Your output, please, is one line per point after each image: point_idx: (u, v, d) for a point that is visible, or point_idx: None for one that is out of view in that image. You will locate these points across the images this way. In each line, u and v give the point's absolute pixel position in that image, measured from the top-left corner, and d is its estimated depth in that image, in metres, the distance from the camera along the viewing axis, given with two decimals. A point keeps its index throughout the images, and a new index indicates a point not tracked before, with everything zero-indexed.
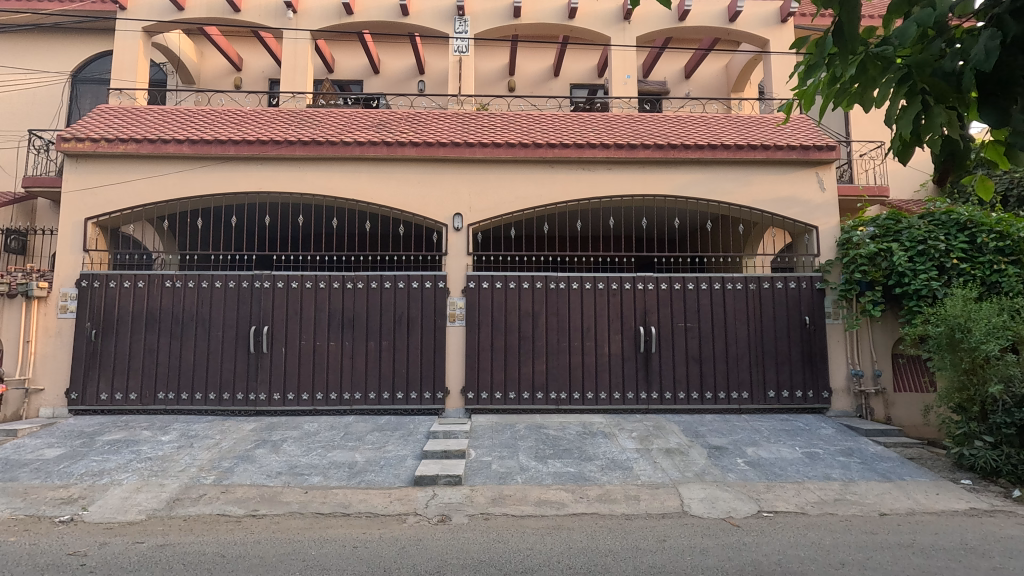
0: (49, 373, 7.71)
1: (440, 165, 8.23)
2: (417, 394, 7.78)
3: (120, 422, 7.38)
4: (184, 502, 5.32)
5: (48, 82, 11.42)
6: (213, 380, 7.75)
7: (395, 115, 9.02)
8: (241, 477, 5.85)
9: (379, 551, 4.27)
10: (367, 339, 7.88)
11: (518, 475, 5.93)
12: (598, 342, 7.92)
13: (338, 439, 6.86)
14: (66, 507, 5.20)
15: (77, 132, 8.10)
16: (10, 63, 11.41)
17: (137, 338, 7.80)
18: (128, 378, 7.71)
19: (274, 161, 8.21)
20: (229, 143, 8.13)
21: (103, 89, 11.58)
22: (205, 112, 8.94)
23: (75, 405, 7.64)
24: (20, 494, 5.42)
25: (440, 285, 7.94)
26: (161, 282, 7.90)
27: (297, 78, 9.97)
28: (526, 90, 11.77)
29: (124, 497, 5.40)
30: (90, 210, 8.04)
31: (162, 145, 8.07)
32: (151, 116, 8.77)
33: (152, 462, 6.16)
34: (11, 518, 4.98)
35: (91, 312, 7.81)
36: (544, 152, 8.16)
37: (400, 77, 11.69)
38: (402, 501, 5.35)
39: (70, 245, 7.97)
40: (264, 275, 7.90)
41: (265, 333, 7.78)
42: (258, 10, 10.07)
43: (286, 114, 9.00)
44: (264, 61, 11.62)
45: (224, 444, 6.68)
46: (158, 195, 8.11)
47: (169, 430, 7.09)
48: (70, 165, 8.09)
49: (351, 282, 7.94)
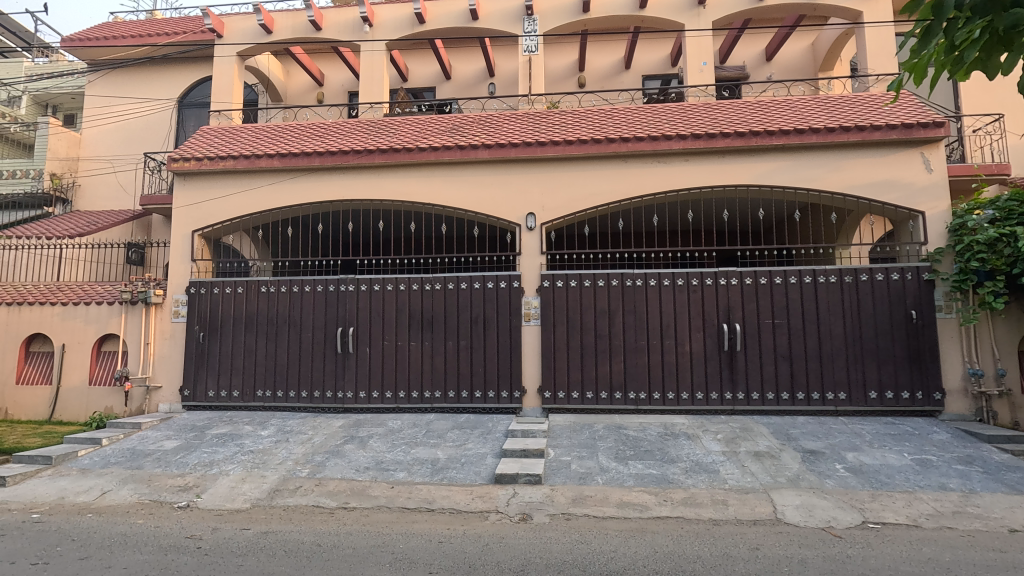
0: (165, 372, 8.49)
1: (512, 166, 8.28)
2: (494, 393, 7.87)
3: (226, 418, 8.01)
4: (283, 493, 5.70)
5: (159, 109, 12.59)
6: (305, 379, 8.23)
7: (467, 118, 9.18)
8: (333, 471, 6.17)
9: (463, 547, 4.35)
10: (445, 338, 8.07)
11: (599, 475, 5.85)
12: (678, 340, 7.65)
13: (420, 437, 7.07)
14: (183, 494, 5.73)
15: (183, 152, 8.90)
16: (128, 94, 12.72)
17: (238, 339, 8.45)
18: (231, 376, 8.35)
19: (355, 170, 8.60)
20: (314, 155, 8.59)
21: (204, 112, 12.53)
22: (292, 127, 9.52)
23: (188, 401, 8.36)
24: (145, 481, 6.03)
25: (514, 285, 7.99)
26: (257, 287, 8.52)
27: (374, 89, 10.38)
28: (597, 85, 11.57)
29: (232, 486, 5.87)
30: (196, 223, 8.78)
31: (256, 160, 8.68)
32: (245, 134, 9.46)
33: (254, 455, 6.64)
34: (139, 502, 5.56)
35: (199, 316, 8.54)
36: (618, 146, 7.99)
37: (470, 81, 11.86)
38: (484, 498, 5.44)
39: (180, 255, 8.76)
40: (349, 279, 8.30)
41: (350, 334, 8.18)
42: (337, 27, 10.60)
43: (365, 124, 9.38)
44: (343, 74, 12.17)
45: (317, 439, 7.08)
46: (253, 206, 8.73)
47: (268, 426, 7.61)
48: (179, 183, 8.90)
49: (429, 284, 8.17)
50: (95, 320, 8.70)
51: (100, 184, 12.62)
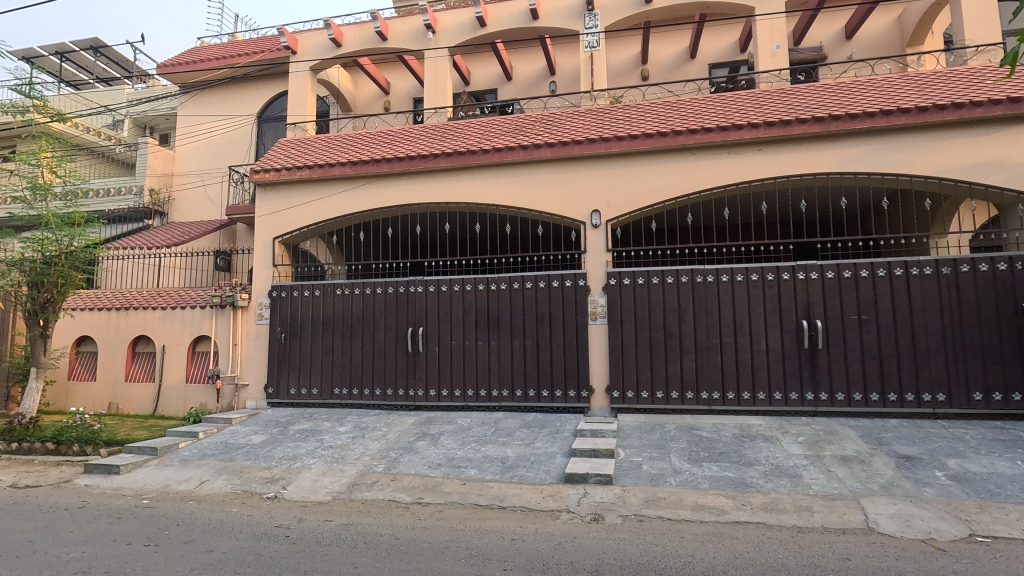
0: (252, 370, 9.06)
1: (576, 164, 8.22)
2: (562, 392, 7.83)
3: (307, 414, 8.45)
4: (361, 487, 5.95)
5: (241, 124, 13.45)
6: (379, 377, 8.54)
7: (530, 117, 9.20)
8: (407, 467, 6.37)
9: (536, 545, 4.36)
10: (512, 338, 8.13)
11: (672, 477, 5.69)
12: (754, 338, 7.32)
13: (490, 435, 7.16)
14: (271, 485, 6.10)
15: (264, 164, 9.48)
16: (214, 112, 13.68)
17: (316, 340, 8.89)
18: (311, 375, 8.80)
19: (422, 175, 8.84)
20: (383, 161, 8.90)
21: (281, 125, 13.28)
22: (362, 135, 9.91)
23: (272, 398, 8.89)
24: (238, 473, 6.48)
25: (580, 283, 7.92)
26: (333, 290, 8.93)
27: (438, 94, 10.62)
28: (662, 77, 11.28)
29: (314, 479, 6.19)
30: (277, 231, 9.31)
31: (329, 169, 9.11)
32: (319, 144, 9.95)
33: (333, 450, 6.97)
34: (233, 492, 5.98)
35: (280, 318, 9.05)
36: (685, 139, 7.75)
37: (532, 81, 11.87)
38: (555, 497, 5.43)
39: (263, 261, 9.31)
40: (418, 280, 8.53)
41: (420, 334, 8.42)
42: (403, 36, 10.94)
43: (430, 129, 9.62)
44: (408, 82, 12.50)
45: (391, 436, 7.32)
46: (328, 213, 9.16)
47: (345, 422, 7.95)
48: (261, 194, 9.48)
49: (495, 284, 8.26)
50: (190, 323, 9.42)
51: (192, 196, 13.65)
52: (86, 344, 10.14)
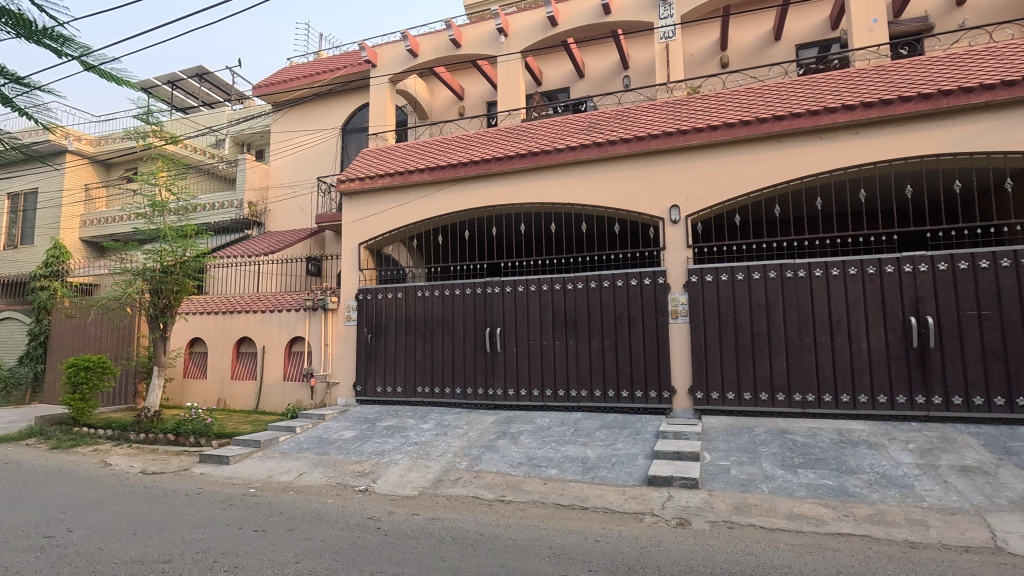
0: (342, 369, 9.58)
1: (652, 159, 8.03)
2: (642, 393, 7.66)
3: (393, 411, 8.81)
4: (445, 483, 6.13)
5: (328, 137, 14.27)
6: (459, 377, 8.76)
7: (604, 114, 9.09)
8: (489, 465, 6.48)
9: (620, 548, 4.29)
10: (590, 338, 8.06)
11: (763, 483, 5.41)
12: (853, 337, 6.80)
13: (569, 435, 7.13)
14: (363, 478, 6.43)
15: (350, 173, 10.02)
16: (303, 128, 14.62)
17: (400, 340, 9.26)
18: (396, 373, 9.17)
19: (497, 177, 8.97)
20: (459, 166, 9.14)
21: (363, 136, 13.95)
22: (439, 141, 10.22)
23: (360, 396, 9.35)
24: (332, 466, 6.87)
25: (659, 281, 7.72)
26: (414, 292, 9.26)
27: (511, 96, 10.75)
28: (743, 63, 10.74)
29: (401, 474, 6.45)
30: (361, 237, 9.78)
31: (409, 175, 9.48)
32: (399, 152, 10.37)
33: (418, 446, 7.22)
34: (329, 484, 6.36)
35: (367, 319, 9.51)
36: (771, 126, 7.35)
37: (605, 77, 11.70)
38: (638, 500, 5.33)
39: (350, 265, 9.82)
40: (496, 281, 8.66)
41: (498, 334, 8.54)
42: (476, 41, 11.19)
43: (504, 132, 9.73)
44: (482, 86, 12.72)
45: (472, 434, 7.49)
46: (409, 218, 9.52)
47: (429, 420, 8.23)
48: (347, 202, 10.01)
49: (571, 283, 8.23)
50: (287, 325, 10.12)
51: (285, 207, 14.65)
52: (198, 345, 11.15)
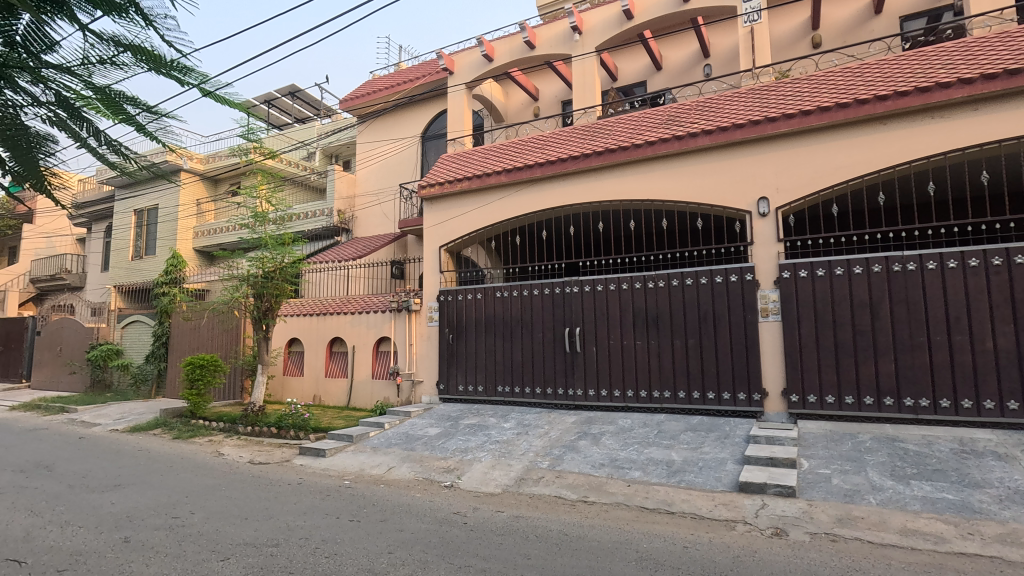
0: (426, 368, 9.91)
1: (738, 149, 7.66)
2: (730, 394, 7.32)
3: (475, 409, 9.01)
4: (528, 481, 6.17)
5: (408, 145, 14.84)
6: (539, 376, 8.81)
7: (685, 105, 8.78)
8: (571, 465, 6.45)
9: (711, 556, 4.13)
10: (673, 338, 7.82)
11: (870, 494, 4.99)
12: (976, 336, 6.12)
13: (653, 437, 6.96)
14: (448, 474, 6.62)
15: (430, 179, 10.36)
16: (385, 137, 15.33)
17: (480, 340, 9.44)
18: (477, 373, 9.37)
19: (573, 176, 8.94)
20: (536, 166, 9.19)
21: (441, 142, 14.37)
22: (515, 143, 10.32)
23: (443, 394, 9.64)
24: (419, 461, 7.14)
25: (747, 277, 7.35)
26: (494, 293, 9.41)
27: (586, 94, 10.70)
28: (838, 42, 9.98)
29: (485, 471, 6.57)
30: (441, 239, 10.06)
31: (486, 178, 9.66)
32: (476, 155, 10.58)
33: (501, 445, 7.33)
34: (417, 478, 6.61)
35: (449, 320, 9.78)
36: (872, 108, 6.77)
37: (684, 67, 11.29)
38: (729, 506, 5.09)
39: (431, 268, 10.13)
40: (574, 281, 8.63)
41: (578, 334, 8.50)
42: (550, 41, 11.20)
43: (580, 130, 9.67)
44: (556, 85, 12.70)
45: (553, 434, 7.49)
46: (487, 220, 9.68)
47: (510, 419, 8.33)
48: (428, 207, 10.35)
49: (652, 281, 8.03)
50: (374, 325, 10.63)
51: (370, 213, 15.38)
52: (295, 344, 11.97)
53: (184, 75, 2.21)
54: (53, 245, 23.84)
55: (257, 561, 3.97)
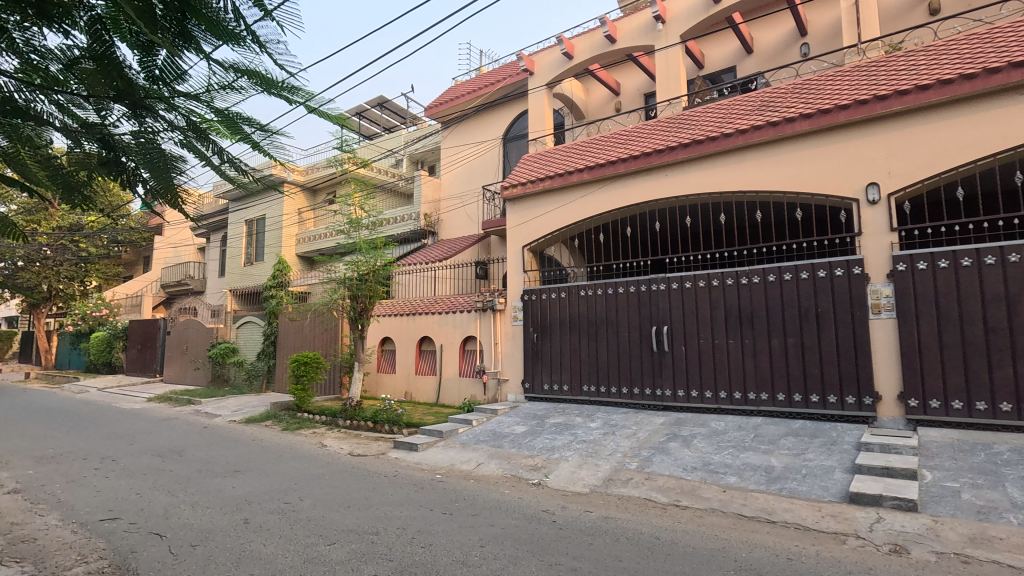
0: (511, 367, 10.04)
1: (842, 133, 7.09)
2: (836, 398, 6.79)
3: (560, 408, 9.00)
4: (616, 482, 6.08)
5: (490, 147, 15.12)
6: (625, 376, 8.64)
7: (780, 89, 8.26)
8: (661, 467, 6.28)
9: (819, 570, 3.85)
10: (770, 337, 7.38)
11: (1010, 512, 4.43)
12: None
13: (749, 441, 6.60)
14: (536, 472, 6.67)
15: (513, 180, 10.50)
16: (467, 140, 15.73)
17: (564, 339, 9.43)
18: (562, 372, 9.36)
19: (659, 170, 8.69)
20: (619, 162, 9.04)
21: (522, 142, 14.50)
22: (597, 139, 10.20)
23: (529, 393, 9.71)
24: (507, 458, 7.25)
25: (855, 271, 6.78)
26: (578, 292, 9.36)
27: (671, 85, 10.38)
28: (962, 5, 8.91)
29: (572, 470, 6.56)
30: (524, 239, 10.15)
31: (569, 177, 9.64)
32: (558, 154, 10.57)
33: (587, 444, 7.28)
34: (505, 475, 6.72)
35: (533, 319, 9.85)
36: (1006, 77, 6.00)
37: (778, 48, 10.61)
38: (838, 518, 4.72)
39: (515, 268, 10.25)
40: (661, 278, 8.39)
41: (665, 333, 8.25)
42: (631, 33, 10.95)
43: (665, 122, 9.37)
44: (639, 78, 12.40)
45: (641, 435, 7.32)
46: (569, 219, 9.64)
47: (596, 418, 8.25)
48: (511, 208, 10.48)
49: (746, 277, 7.63)
50: (461, 325, 10.93)
51: (455, 216, 15.82)
52: (388, 343, 12.58)
53: (292, 94, 2.37)
54: (180, 254, 26.67)
55: (359, 547, 4.21)
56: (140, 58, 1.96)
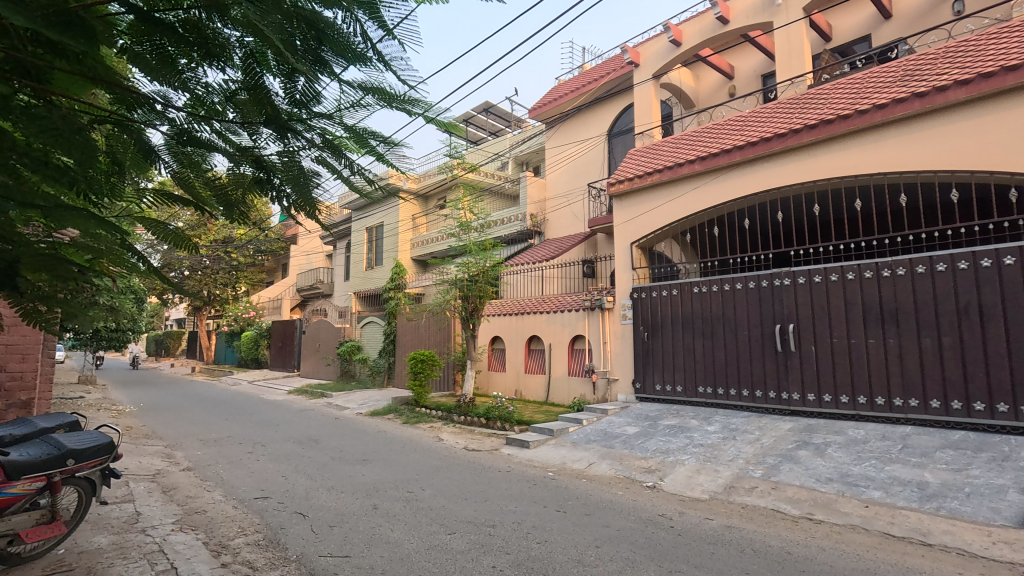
0: (621, 366, 9.84)
1: (1009, 98, 6.11)
2: (1007, 407, 5.85)
3: (674, 410, 8.67)
4: (739, 490, 5.73)
5: (595, 144, 14.96)
6: (746, 377, 8.12)
7: (926, 56, 7.32)
8: (789, 477, 5.81)
9: None
10: (919, 335, 6.56)
11: None
12: None
13: (896, 452, 5.90)
14: (650, 475, 6.48)
15: (619, 176, 10.31)
16: (572, 139, 15.71)
17: (677, 338, 9.06)
18: (675, 372, 9.00)
19: (780, 156, 8.06)
20: (735, 150, 8.53)
21: (628, 137, 14.16)
22: (709, 128, 9.70)
23: (640, 393, 9.46)
24: (619, 459, 7.13)
25: None
26: (691, 289, 8.95)
27: (793, 62, 9.62)
28: None
29: (690, 475, 6.29)
30: (632, 236, 9.90)
31: (679, 169, 9.27)
32: (666, 147, 10.20)
33: (705, 448, 6.94)
34: (618, 476, 6.61)
35: (642, 317, 9.57)
36: None
37: (924, 10, 9.33)
38: (1014, 547, 4.06)
39: (623, 265, 10.03)
40: (785, 273, 7.79)
41: (791, 332, 7.63)
42: (746, 11, 10.24)
43: (786, 104, 8.68)
44: (756, 59, 11.63)
45: (766, 441, 6.83)
46: (681, 213, 9.25)
47: (713, 422, 7.83)
48: (618, 204, 10.29)
49: (888, 269, 6.84)
50: (569, 324, 10.93)
51: (560, 215, 15.82)
52: (498, 342, 12.92)
53: (413, 106, 2.52)
54: (311, 261, 29.40)
55: (478, 539, 4.36)
56: (285, 84, 2.19)
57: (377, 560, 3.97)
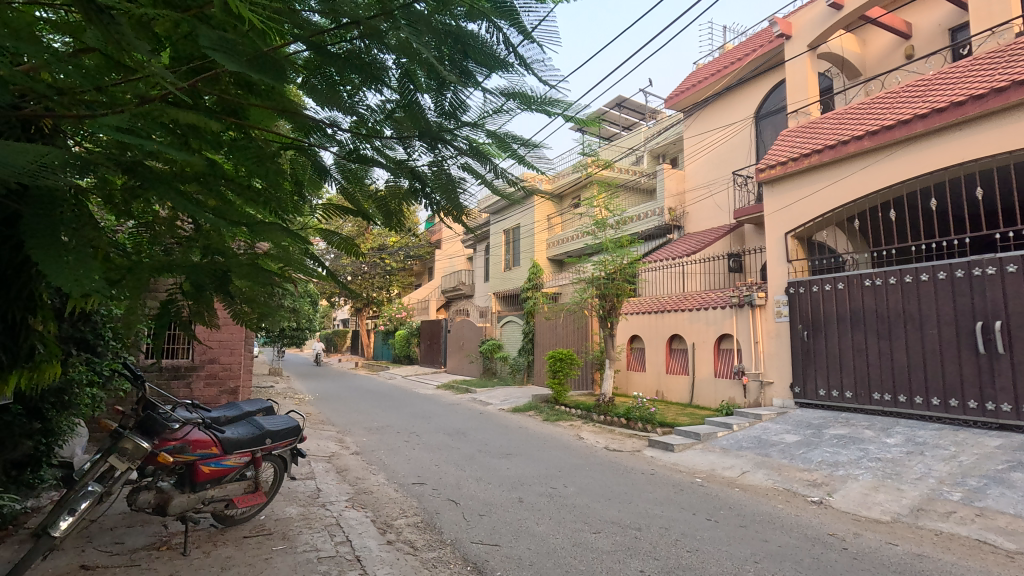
0: (775, 368, 9.02)
1: None
2: None
3: (842, 418, 7.74)
4: (930, 514, 4.93)
5: (740, 128, 13.91)
6: (936, 384, 6.98)
7: None
8: (1000, 503, 4.86)
9: None
10: None
11: None
12: None
13: None
14: (815, 489, 5.83)
15: (770, 160, 9.47)
16: (715, 125, 14.78)
17: (844, 338, 8.08)
18: (842, 376, 8.03)
19: (978, 122, 6.79)
20: (916, 120, 7.38)
21: (779, 117, 12.96)
22: (881, 98, 8.52)
23: (800, 398, 8.59)
24: (778, 470, 6.52)
25: None
26: (861, 281, 7.93)
27: (995, 9, 8.05)
28: None
29: (865, 492, 5.55)
30: (787, 225, 9.02)
31: (843, 147, 8.28)
32: (826, 123, 9.15)
33: (884, 464, 6.08)
34: (776, 488, 6.05)
35: (801, 314, 8.67)
36: None
37: None
38: None
39: (777, 257, 9.18)
40: (988, 260, 6.55)
41: (997, 330, 6.40)
42: None
43: (985, 60, 7.30)
44: (942, 11, 9.94)
45: (965, 459, 5.79)
46: (846, 196, 8.23)
47: (893, 433, 6.84)
48: (768, 191, 9.45)
49: None
50: (714, 322, 10.28)
51: (701, 207, 14.94)
52: (637, 341, 12.59)
53: (552, 106, 2.53)
54: (454, 264, 31.20)
55: (624, 540, 4.28)
56: (435, 99, 2.33)
57: (525, 551, 4.08)
